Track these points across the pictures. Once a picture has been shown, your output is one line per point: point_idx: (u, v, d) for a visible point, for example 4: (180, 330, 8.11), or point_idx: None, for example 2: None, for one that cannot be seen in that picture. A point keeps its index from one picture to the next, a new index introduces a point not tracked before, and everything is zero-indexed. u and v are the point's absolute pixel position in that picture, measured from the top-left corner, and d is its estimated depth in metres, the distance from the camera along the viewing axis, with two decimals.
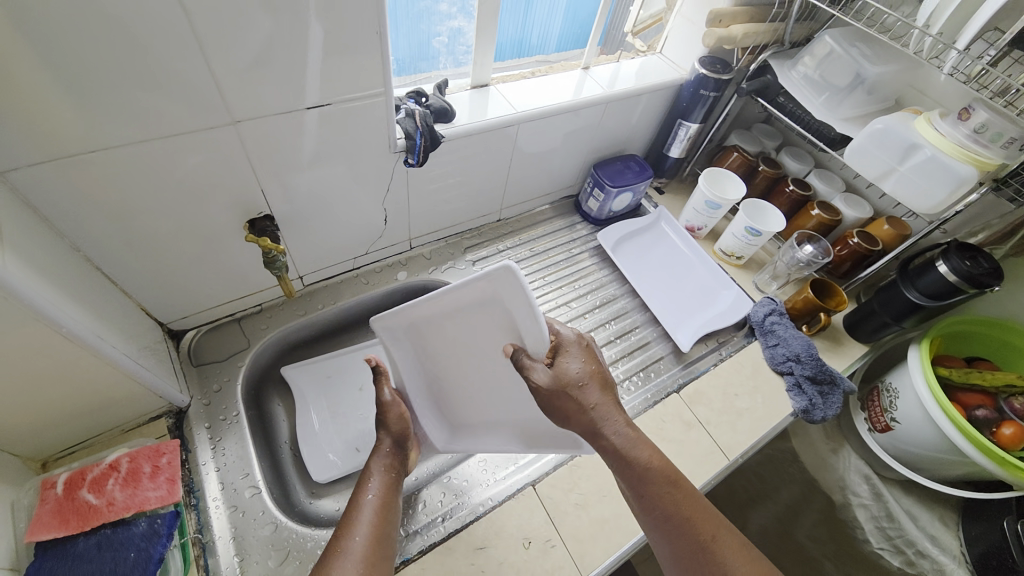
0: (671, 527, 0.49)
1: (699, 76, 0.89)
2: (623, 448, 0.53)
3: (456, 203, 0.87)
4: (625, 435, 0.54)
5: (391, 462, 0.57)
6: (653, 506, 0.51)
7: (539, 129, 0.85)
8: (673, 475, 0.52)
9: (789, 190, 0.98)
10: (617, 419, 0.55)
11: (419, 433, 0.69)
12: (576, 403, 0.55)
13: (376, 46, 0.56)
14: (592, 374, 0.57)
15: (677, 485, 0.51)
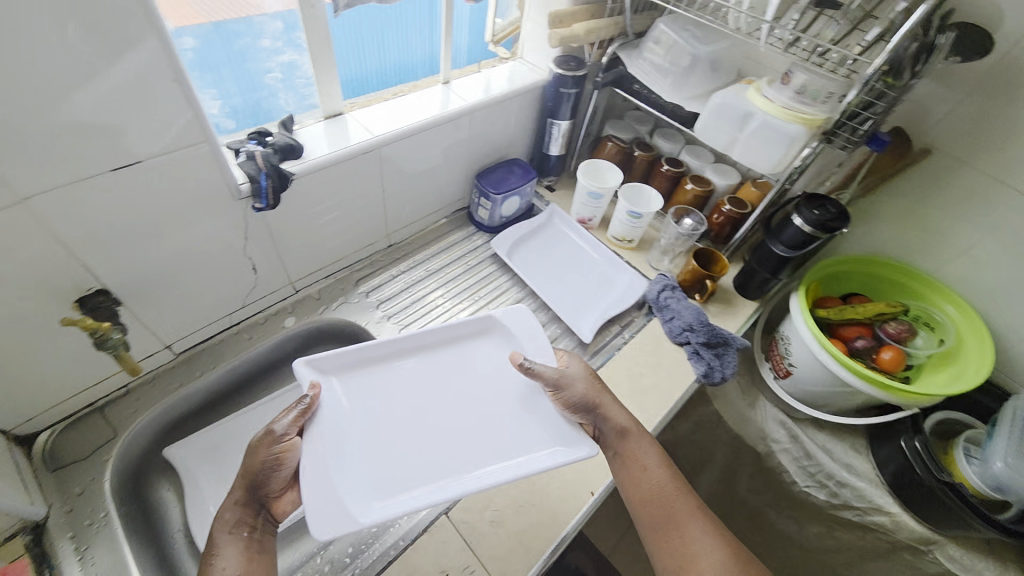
0: (653, 497, 0.64)
1: (556, 76, 0.91)
2: (628, 434, 0.68)
3: (334, 238, 0.84)
4: (626, 426, 0.68)
5: (243, 516, 0.57)
6: (643, 481, 0.65)
7: (404, 150, 0.83)
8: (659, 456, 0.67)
9: (664, 169, 1.03)
10: (621, 412, 0.70)
11: (325, 503, 0.55)
12: (589, 396, 0.69)
13: (178, 96, 0.52)
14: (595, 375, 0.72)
15: (664, 465, 0.66)
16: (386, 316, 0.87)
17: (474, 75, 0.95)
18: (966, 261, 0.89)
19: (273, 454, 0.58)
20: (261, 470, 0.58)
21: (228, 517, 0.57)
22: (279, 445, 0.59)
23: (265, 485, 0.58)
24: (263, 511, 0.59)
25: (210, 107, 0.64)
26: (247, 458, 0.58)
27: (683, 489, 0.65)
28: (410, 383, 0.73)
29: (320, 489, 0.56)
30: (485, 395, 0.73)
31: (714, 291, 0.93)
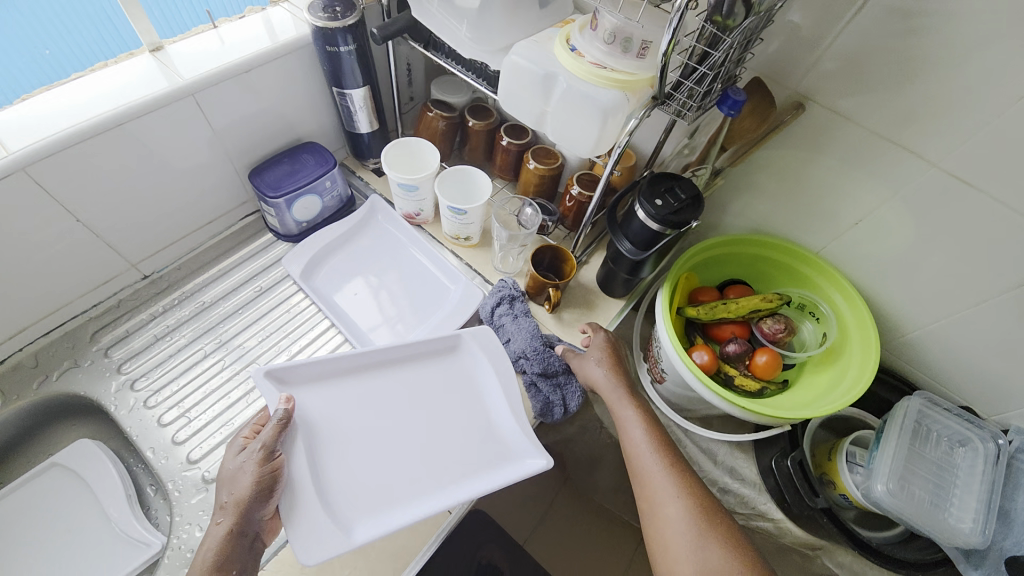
0: (637, 463, 0.62)
1: (318, 30, 0.66)
2: (614, 402, 0.67)
3: (26, 290, 0.62)
4: (616, 393, 0.67)
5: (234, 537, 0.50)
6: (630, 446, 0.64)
7: (95, 159, 0.59)
8: (645, 418, 0.65)
9: (504, 144, 0.81)
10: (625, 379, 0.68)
11: (309, 523, 0.52)
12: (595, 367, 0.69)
13: None
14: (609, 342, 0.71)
15: (649, 426, 0.64)
16: (130, 379, 0.67)
17: (210, 36, 0.68)
18: (856, 239, 0.72)
19: (268, 473, 0.52)
20: (251, 499, 0.51)
21: (208, 558, 0.49)
22: (273, 463, 0.53)
23: (258, 511, 0.51)
24: (252, 543, 0.52)
25: None
26: (235, 486, 0.50)
27: (662, 449, 0.62)
28: (389, 387, 0.66)
29: (309, 514, 0.53)
30: (450, 403, 0.67)
31: (561, 299, 0.75)
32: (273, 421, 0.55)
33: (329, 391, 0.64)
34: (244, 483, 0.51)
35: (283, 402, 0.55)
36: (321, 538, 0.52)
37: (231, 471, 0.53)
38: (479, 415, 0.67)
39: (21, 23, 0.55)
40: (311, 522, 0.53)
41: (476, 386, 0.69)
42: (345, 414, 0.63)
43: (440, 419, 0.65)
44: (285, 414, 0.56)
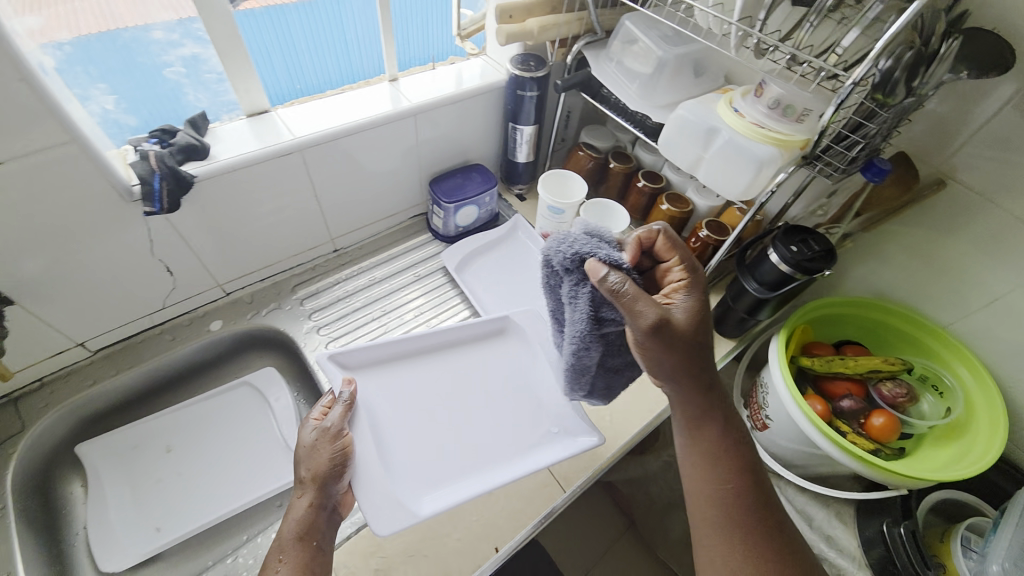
0: (713, 497, 0.55)
1: (514, 77, 0.82)
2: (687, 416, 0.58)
3: (266, 242, 0.81)
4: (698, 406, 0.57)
5: (316, 499, 0.55)
6: (707, 474, 0.56)
7: (340, 151, 0.78)
8: (734, 443, 0.57)
9: (640, 184, 0.91)
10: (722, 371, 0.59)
11: (374, 503, 0.59)
12: (679, 340, 0.55)
13: (36, 99, 0.49)
14: (694, 308, 0.57)
15: (738, 454, 0.56)
16: (316, 326, 0.83)
17: (429, 73, 0.88)
18: (992, 317, 0.72)
19: (336, 450, 0.59)
20: (328, 471, 0.57)
21: (294, 525, 0.53)
22: (340, 441, 0.60)
23: (334, 485, 0.57)
24: (333, 512, 0.56)
25: (105, 103, 0.60)
26: (311, 460, 0.58)
27: (749, 482, 0.55)
28: (438, 379, 0.74)
29: (377, 489, 0.60)
30: (505, 387, 0.75)
31: None
32: (341, 403, 0.64)
33: (389, 378, 0.73)
34: (319, 458, 0.58)
35: (345, 384, 0.65)
36: (391, 512, 0.59)
37: (308, 448, 0.59)
38: (531, 400, 0.74)
39: (260, 36, 0.70)
40: (383, 497, 0.60)
41: (521, 378, 0.76)
42: (396, 405, 0.70)
43: (488, 405, 0.73)
44: (349, 397, 0.64)
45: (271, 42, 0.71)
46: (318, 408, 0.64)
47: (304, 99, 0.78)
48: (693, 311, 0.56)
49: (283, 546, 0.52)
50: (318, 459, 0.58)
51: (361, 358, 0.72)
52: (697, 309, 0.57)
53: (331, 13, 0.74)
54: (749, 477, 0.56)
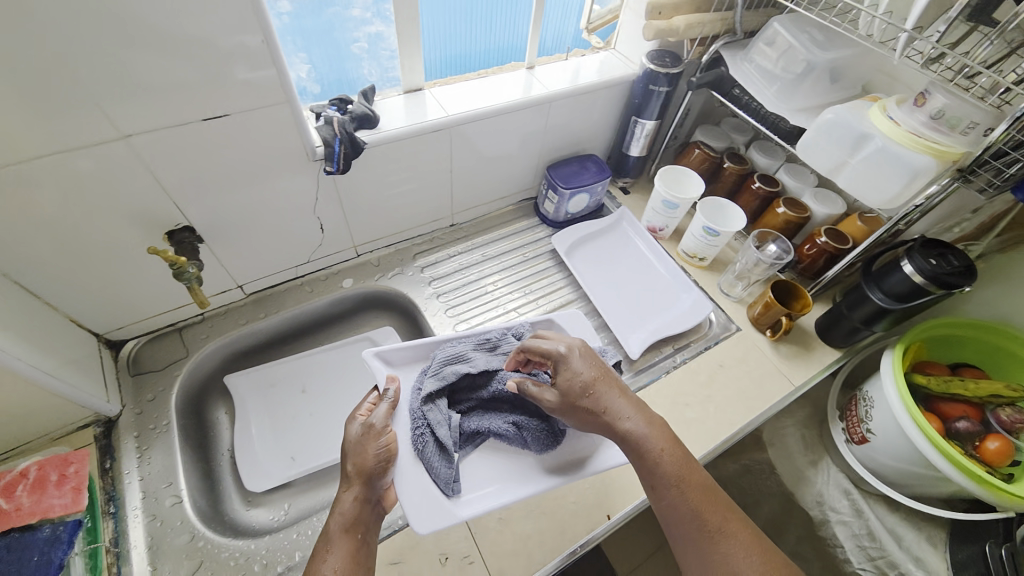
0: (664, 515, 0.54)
1: (647, 71, 0.85)
2: (634, 448, 0.57)
3: (401, 211, 0.87)
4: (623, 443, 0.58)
5: (362, 496, 0.54)
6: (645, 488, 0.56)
7: (482, 131, 0.82)
8: (654, 461, 0.56)
9: (755, 186, 0.93)
10: (631, 411, 0.60)
11: (415, 500, 0.58)
12: (571, 414, 0.61)
13: (269, 58, 0.55)
14: (592, 379, 0.61)
15: (667, 471, 0.55)
16: (435, 293, 0.90)
17: (561, 63, 0.92)
18: None
19: (382, 447, 0.58)
20: (373, 466, 0.56)
21: (340, 519, 0.52)
22: (384, 439, 0.59)
23: (378, 480, 0.56)
24: (377, 509, 0.55)
25: (300, 71, 0.68)
26: (356, 456, 0.56)
27: (680, 492, 0.54)
28: None
29: (417, 484, 0.60)
30: None
31: (788, 329, 0.84)
32: (387, 400, 0.63)
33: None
34: (365, 454, 0.57)
35: (389, 381, 0.65)
36: (432, 511, 0.59)
37: (355, 442, 0.58)
38: None
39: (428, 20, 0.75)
40: (421, 493, 0.59)
41: None
42: None
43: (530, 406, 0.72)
44: (394, 394, 0.64)
45: (435, 26, 0.76)
46: (364, 405, 0.64)
47: (451, 79, 0.84)
48: (565, 392, 0.61)
49: (328, 539, 0.50)
50: (365, 456, 0.57)
51: (405, 353, 0.72)
52: (569, 388, 0.61)
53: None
54: (676, 489, 0.54)
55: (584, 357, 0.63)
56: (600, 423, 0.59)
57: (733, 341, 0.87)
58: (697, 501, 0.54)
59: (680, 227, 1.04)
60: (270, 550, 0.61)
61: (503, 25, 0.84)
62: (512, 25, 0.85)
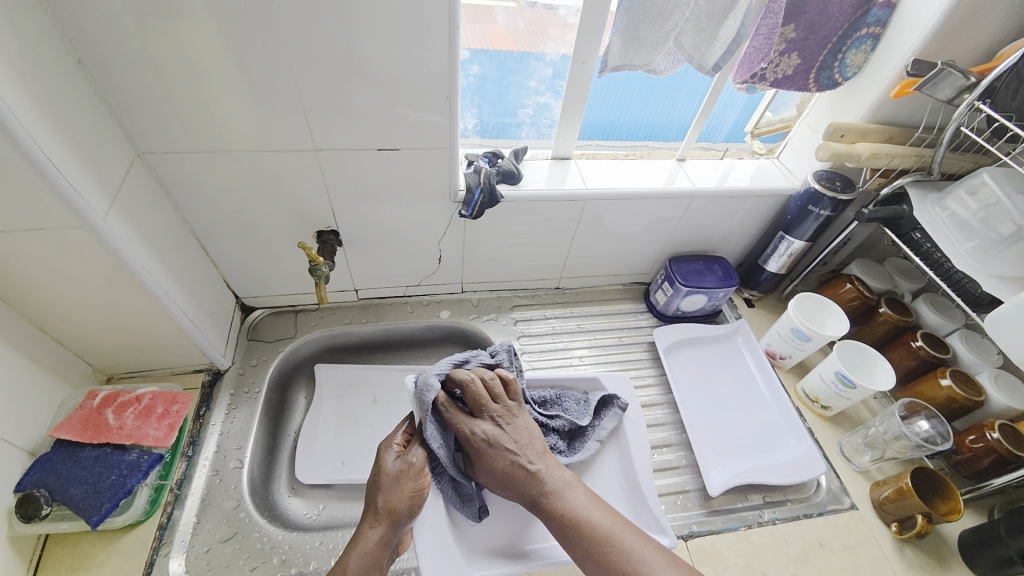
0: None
1: (810, 191, 0.80)
2: (541, 506, 0.54)
3: (514, 262, 0.90)
4: (533, 505, 0.54)
5: (386, 537, 0.51)
6: (575, 557, 0.51)
7: (614, 210, 0.83)
8: (562, 516, 0.53)
9: (915, 344, 0.79)
10: (539, 463, 0.56)
11: (426, 547, 0.55)
12: (500, 491, 0.56)
13: (445, 109, 0.62)
14: (508, 455, 0.55)
15: (573, 527, 0.52)
16: (520, 348, 0.89)
17: (714, 161, 0.89)
18: None
19: (417, 490, 0.54)
20: (406, 508, 0.52)
21: (359, 558, 0.49)
22: (423, 480, 0.55)
23: (406, 524, 0.52)
24: (392, 552, 0.52)
25: (467, 122, 0.77)
26: (389, 493, 0.53)
27: (602, 550, 0.50)
28: None
29: (432, 530, 0.57)
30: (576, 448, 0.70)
31: (924, 532, 0.68)
32: (423, 435, 0.57)
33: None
34: (399, 493, 0.53)
35: (426, 417, 0.59)
36: (444, 562, 0.55)
37: (392, 477, 0.54)
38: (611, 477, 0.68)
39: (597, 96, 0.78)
40: (435, 540, 0.56)
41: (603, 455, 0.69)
42: None
43: None
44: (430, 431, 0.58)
45: (599, 102, 0.79)
46: (399, 436, 0.59)
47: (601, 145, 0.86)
48: (482, 466, 0.55)
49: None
50: (398, 494, 0.53)
51: None
52: (488, 469, 0.55)
53: (657, 89, 0.79)
54: (598, 551, 0.50)
55: (506, 429, 0.57)
56: (526, 500, 0.55)
57: (842, 518, 0.73)
58: (621, 558, 0.49)
59: (806, 362, 0.92)
60: (293, 547, 0.62)
61: (667, 103, 0.82)
62: (677, 106, 0.82)
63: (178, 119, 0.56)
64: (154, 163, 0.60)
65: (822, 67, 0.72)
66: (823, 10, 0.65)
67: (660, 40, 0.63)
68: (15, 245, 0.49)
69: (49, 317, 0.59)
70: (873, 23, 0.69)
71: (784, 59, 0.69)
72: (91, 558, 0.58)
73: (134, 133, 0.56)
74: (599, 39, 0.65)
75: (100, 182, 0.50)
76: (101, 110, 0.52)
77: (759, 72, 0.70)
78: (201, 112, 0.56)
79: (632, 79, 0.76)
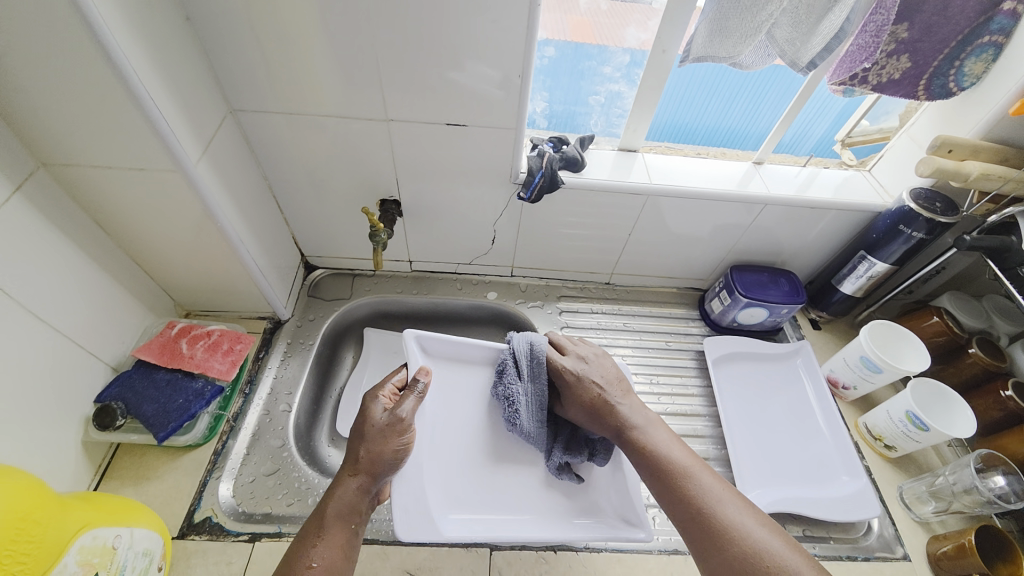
0: (670, 513, 0.51)
1: (903, 209, 0.73)
2: (623, 437, 0.57)
3: (566, 252, 0.89)
4: (615, 435, 0.58)
5: (366, 488, 0.53)
6: (653, 487, 0.53)
7: (679, 208, 0.79)
8: (640, 448, 0.55)
9: (1004, 394, 0.70)
10: (623, 400, 0.59)
11: (400, 506, 0.57)
12: (586, 423, 0.60)
13: (515, 89, 0.62)
14: (596, 389, 0.59)
15: (649, 458, 0.54)
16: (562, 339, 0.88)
17: (795, 168, 0.83)
18: None
19: (402, 445, 0.56)
20: (388, 461, 0.54)
21: (337, 505, 0.51)
22: (408, 437, 0.56)
23: (387, 475, 0.54)
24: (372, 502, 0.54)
25: (537, 106, 0.77)
26: (373, 445, 0.54)
27: (677, 479, 0.51)
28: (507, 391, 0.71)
29: (410, 489, 0.58)
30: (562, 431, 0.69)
31: None
32: (415, 394, 0.59)
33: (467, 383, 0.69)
34: (382, 445, 0.55)
35: (421, 374, 0.61)
36: (417, 520, 0.57)
37: (379, 429, 0.56)
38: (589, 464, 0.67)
39: (675, 93, 0.75)
40: (414, 500, 0.58)
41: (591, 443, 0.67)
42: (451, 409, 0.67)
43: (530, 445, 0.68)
44: (424, 389, 0.60)
45: (675, 98, 0.76)
46: (390, 389, 0.61)
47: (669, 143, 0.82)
48: (572, 398, 0.60)
49: (322, 522, 0.50)
50: (383, 447, 0.55)
51: (444, 347, 0.68)
52: (577, 401, 0.60)
53: (742, 87, 0.74)
54: (676, 480, 0.51)
55: (591, 367, 0.62)
56: (609, 431, 0.58)
57: (890, 568, 0.66)
58: (694, 489, 0.50)
59: (873, 395, 0.84)
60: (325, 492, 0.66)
61: (754, 106, 0.77)
62: (763, 109, 0.77)
63: (269, 80, 0.60)
64: (244, 120, 0.65)
65: (936, 73, 0.64)
66: (943, 11, 0.58)
67: (751, 30, 0.58)
68: (121, 181, 0.55)
69: (143, 250, 0.66)
70: (997, 31, 0.61)
71: (892, 60, 0.63)
72: (153, 470, 0.64)
73: (229, 91, 0.61)
74: (683, 29, 0.63)
75: (195, 132, 0.55)
76: (204, 67, 0.57)
77: (860, 73, 0.64)
78: (290, 75, 0.60)
79: (716, 73, 0.72)
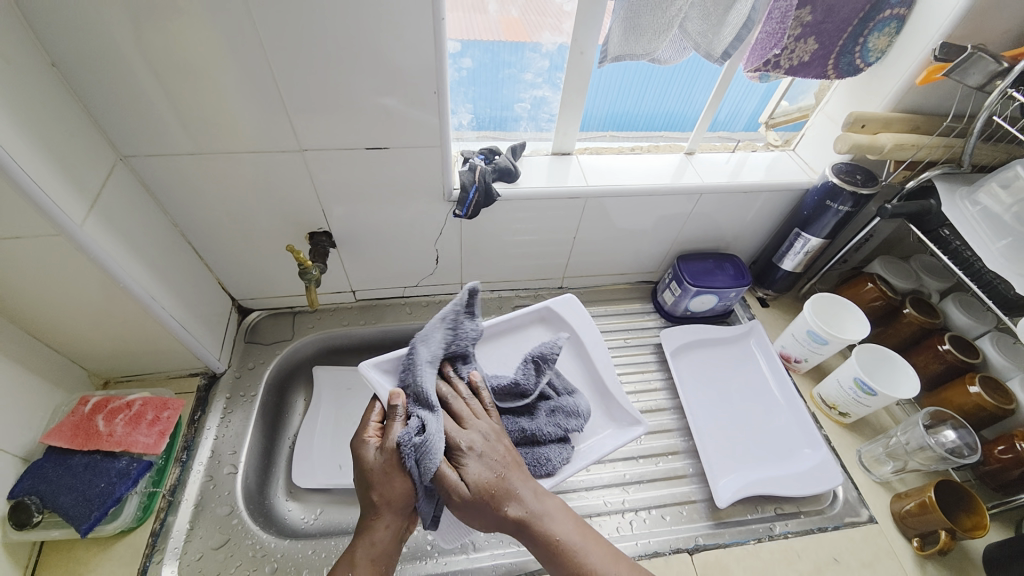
0: None
1: (828, 184, 0.75)
2: (525, 529, 0.51)
3: (514, 262, 0.87)
4: (516, 527, 0.51)
5: (400, 525, 0.50)
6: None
7: (621, 207, 0.79)
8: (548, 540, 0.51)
9: (942, 348, 0.74)
10: (521, 483, 0.53)
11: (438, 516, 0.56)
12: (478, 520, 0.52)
13: (435, 106, 0.59)
14: (496, 475, 0.52)
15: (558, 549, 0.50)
16: None
17: (725, 153, 0.84)
18: None
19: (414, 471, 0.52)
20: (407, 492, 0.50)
21: (369, 550, 0.48)
22: None
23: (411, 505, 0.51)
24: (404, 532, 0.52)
25: (463, 117, 0.74)
26: (386, 482, 0.50)
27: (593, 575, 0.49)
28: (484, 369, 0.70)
29: None
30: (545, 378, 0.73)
31: (947, 548, 0.63)
32: (399, 417, 0.54)
33: None
34: (396, 480, 0.50)
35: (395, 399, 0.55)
36: None
37: (383, 469, 0.51)
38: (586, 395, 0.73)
39: (599, 91, 0.74)
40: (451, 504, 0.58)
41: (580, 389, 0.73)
42: None
43: None
44: (405, 411, 0.55)
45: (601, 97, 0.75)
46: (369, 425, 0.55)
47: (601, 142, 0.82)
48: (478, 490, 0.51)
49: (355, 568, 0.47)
50: (396, 484, 0.50)
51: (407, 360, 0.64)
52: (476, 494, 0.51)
53: (663, 81, 0.74)
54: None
55: (489, 444, 0.55)
56: (506, 527, 0.51)
57: (859, 533, 0.69)
58: None
59: (823, 366, 0.87)
60: (285, 555, 0.61)
61: (685, 92, 0.77)
62: (695, 92, 0.77)
63: (160, 122, 0.55)
64: (139, 167, 0.59)
65: (842, 51, 0.67)
66: None
67: (663, 26, 0.59)
68: None
69: (41, 323, 0.59)
70: (898, 5, 0.64)
71: (800, 44, 0.64)
72: (85, 563, 0.58)
73: (117, 137, 0.55)
74: (599, 27, 0.62)
75: (78, 188, 0.49)
76: (82, 114, 0.51)
77: (772, 59, 0.65)
78: (183, 114, 0.54)
79: (640, 66, 0.71)
